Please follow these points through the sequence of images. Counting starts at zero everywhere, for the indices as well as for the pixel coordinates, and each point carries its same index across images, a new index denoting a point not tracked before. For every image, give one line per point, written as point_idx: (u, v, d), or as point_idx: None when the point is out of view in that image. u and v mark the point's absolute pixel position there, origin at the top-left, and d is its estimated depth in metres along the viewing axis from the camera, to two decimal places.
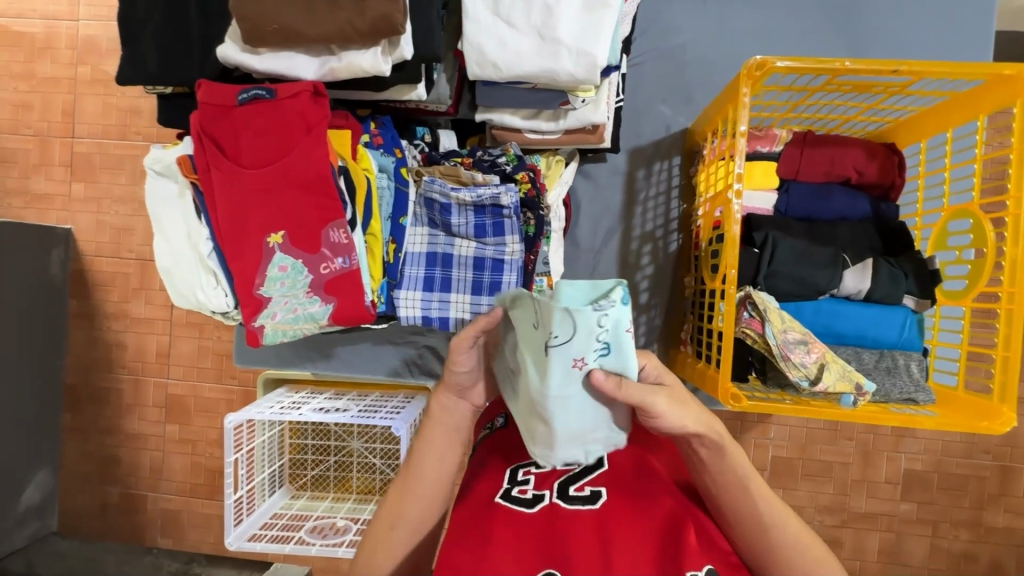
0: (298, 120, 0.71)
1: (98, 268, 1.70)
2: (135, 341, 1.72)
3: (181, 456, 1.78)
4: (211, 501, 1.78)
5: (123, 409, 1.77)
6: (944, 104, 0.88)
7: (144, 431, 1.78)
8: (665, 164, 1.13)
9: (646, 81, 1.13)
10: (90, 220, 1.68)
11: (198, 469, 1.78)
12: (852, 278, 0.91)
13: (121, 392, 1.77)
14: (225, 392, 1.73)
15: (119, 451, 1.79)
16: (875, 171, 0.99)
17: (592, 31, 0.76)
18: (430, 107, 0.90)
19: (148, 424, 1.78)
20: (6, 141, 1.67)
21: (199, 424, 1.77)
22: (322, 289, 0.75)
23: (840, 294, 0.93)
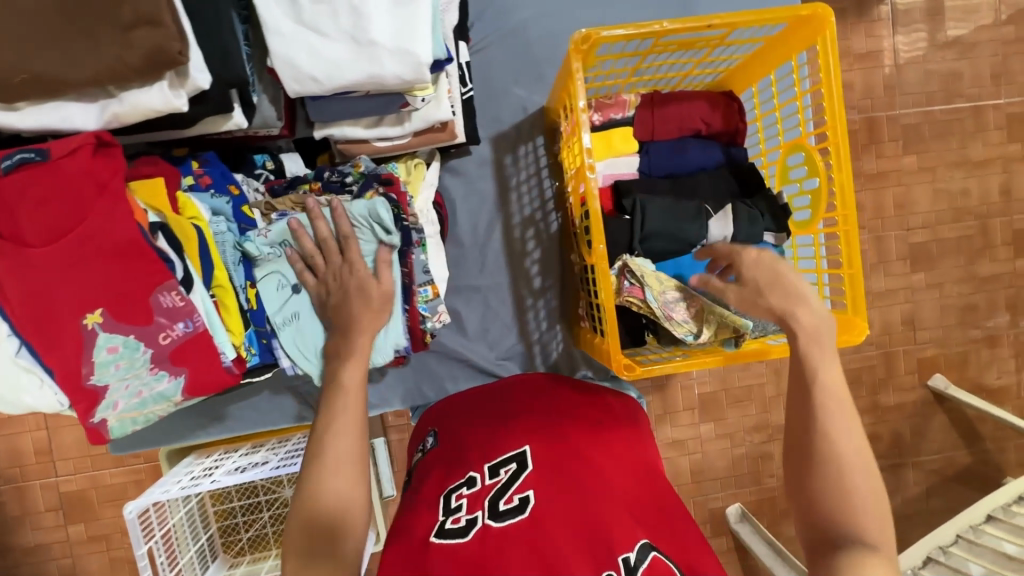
0: (85, 179, 0.61)
1: None
2: (3, 446, 1.50)
3: (95, 556, 1.58)
4: None
5: (10, 523, 1.55)
6: (762, 49, 0.93)
7: (42, 541, 1.57)
8: (530, 146, 1.12)
9: (496, 64, 1.10)
10: None
11: (118, 564, 1.59)
12: (716, 226, 0.96)
13: (2, 506, 1.53)
14: (131, 474, 1.56)
15: (17, 570, 1.57)
16: (720, 120, 1.04)
17: (408, 27, 0.71)
18: (260, 133, 0.82)
19: (46, 532, 1.56)
20: None
21: (107, 516, 1.58)
22: (167, 361, 0.67)
23: (710, 243, 0.97)
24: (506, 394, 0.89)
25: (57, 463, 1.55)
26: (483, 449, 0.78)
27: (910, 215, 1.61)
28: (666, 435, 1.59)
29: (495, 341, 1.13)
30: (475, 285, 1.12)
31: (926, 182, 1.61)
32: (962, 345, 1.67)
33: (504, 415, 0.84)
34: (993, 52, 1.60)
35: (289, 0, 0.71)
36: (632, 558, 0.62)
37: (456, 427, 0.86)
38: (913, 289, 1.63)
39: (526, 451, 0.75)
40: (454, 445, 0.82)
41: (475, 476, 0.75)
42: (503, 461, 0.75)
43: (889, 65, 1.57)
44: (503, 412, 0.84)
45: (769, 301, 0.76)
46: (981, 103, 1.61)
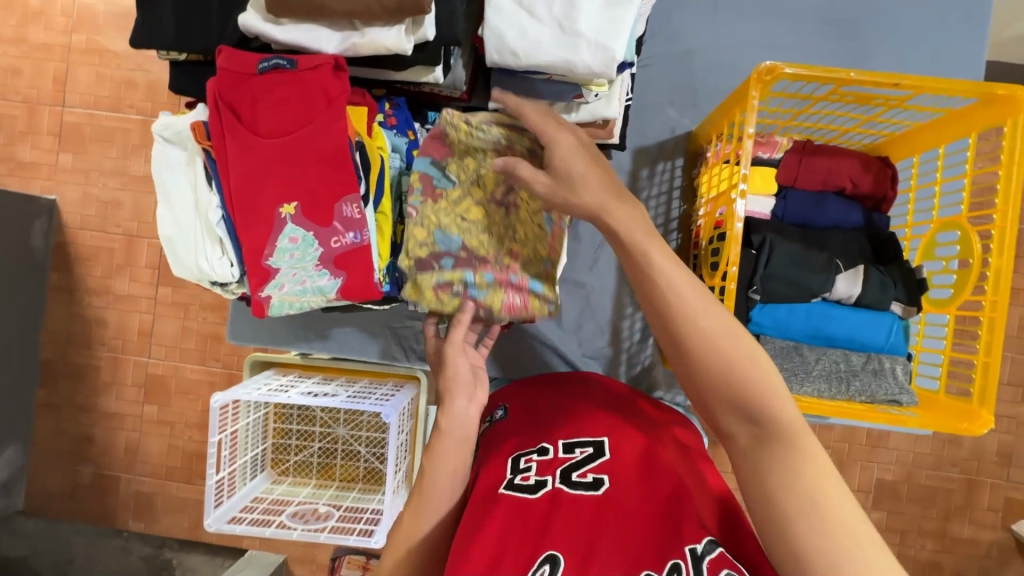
0: (319, 92, 0.71)
1: (82, 242, 1.66)
2: (117, 318, 1.69)
3: (158, 438, 1.75)
4: (187, 485, 1.76)
5: (101, 387, 1.74)
6: (939, 121, 0.92)
7: (122, 411, 1.75)
8: (668, 164, 1.16)
9: (652, 84, 1.15)
10: (76, 191, 1.65)
11: (175, 451, 1.75)
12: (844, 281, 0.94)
13: (99, 370, 1.73)
14: (207, 374, 1.72)
15: (93, 430, 1.75)
16: (869, 182, 1.03)
17: (611, 26, 0.78)
18: (444, 93, 0.92)
19: (126, 404, 1.74)
20: None
21: (178, 406, 1.75)
22: (331, 263, 0.76)
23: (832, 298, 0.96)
24: (581, 391, 0.93)
25: (152, 347, 1.73)
26: (556, 431, 0.82)
27: None
28: None
29: (585, 339, 1.16)
30: (581, 282, 1.16)
31: None
32: None
33: (576, 408, 0.87)
34: None
35: None
36: (699, 550, 0.60)
37: (530, 409, 0.92)
38: (1018, 419, 1.50)
39: (603, 439, 0.78)
40: (531, 424, 0.87)
41: (548, 448, 0.79)
42: (580, 442, 0.79)
43: None
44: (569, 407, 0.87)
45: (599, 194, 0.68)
46: None
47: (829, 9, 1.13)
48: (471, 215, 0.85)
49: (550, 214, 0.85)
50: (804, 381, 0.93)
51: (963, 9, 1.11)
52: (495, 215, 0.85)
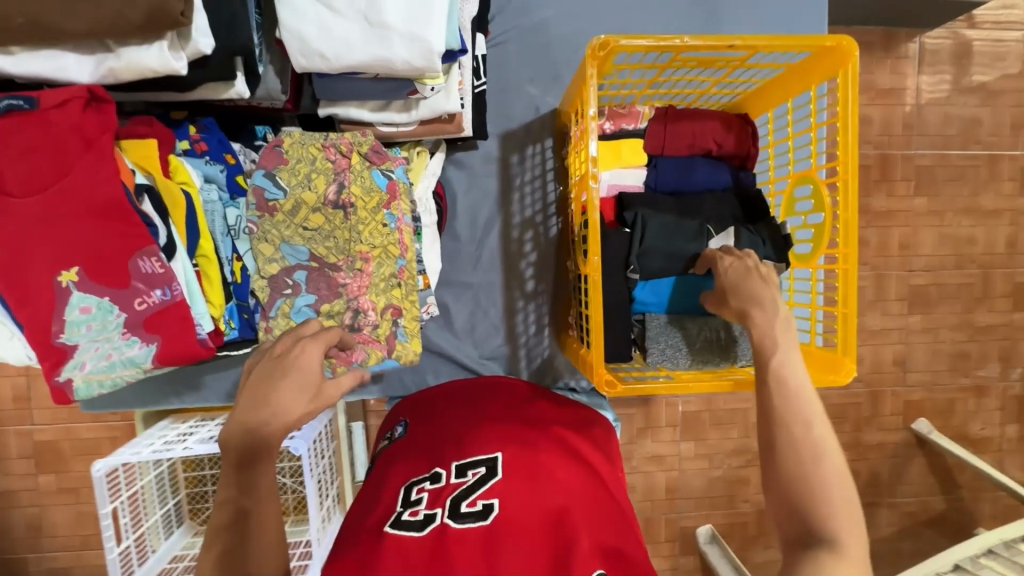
0: (74, 136, 0.60)
1: None
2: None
3: (63, 508, 1.57)
4: (106, 550, 1.61)
5: None
6: (782, 76, 0.92)
7: (11, 488, 1.56)
8: (538, 147, 1.11)
9: (511, 62, 1.09)
10: None
11: (85, 518, 1.58)
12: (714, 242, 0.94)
13: None
14: (107, 430, 1.55)
15: None
16: (732, 142, 1.02)
17: (423, 13, 0.70)
18: (263, 104, 0.81)
19: (14, 479, 1.56)
20: None
21: (78, 470, 1.58)
22: (140, 328, 0.65)
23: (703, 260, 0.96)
24: (479, 396, 0.87)
25: (33, 412, 1.54)
26: (450, 450, 0.74)
27: (913, 256, 1.60)
28: (646, 449, 1.58)
29: (482, 341, 1.12)
30: (467, 282, 1.11)
31: (933, 226, 1.59)
32: (950, 392, 1.66)
33: (475, 420, 0.80)
34: (1016, 101, 1.58)
35: None
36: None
37: (426, 424, 0.83)
38: (907, 330, 1.62)
39: (497, 456, 0.71)
40: (426, 440, 0.79)
41: (441, 473, 0.71)
42: (472, 463, 0.71)
43: (910, 104, 1.55)
44: (468, 422, 0.80)
45: (733, 303, 0.79)
46: (998, 151, 1.59)
47: None
48: (308, 224, 0.80)
49: (392, 212, 0.82)
50: (690, 356, 0.93)
51: None
52: (333, 219, 0.80)
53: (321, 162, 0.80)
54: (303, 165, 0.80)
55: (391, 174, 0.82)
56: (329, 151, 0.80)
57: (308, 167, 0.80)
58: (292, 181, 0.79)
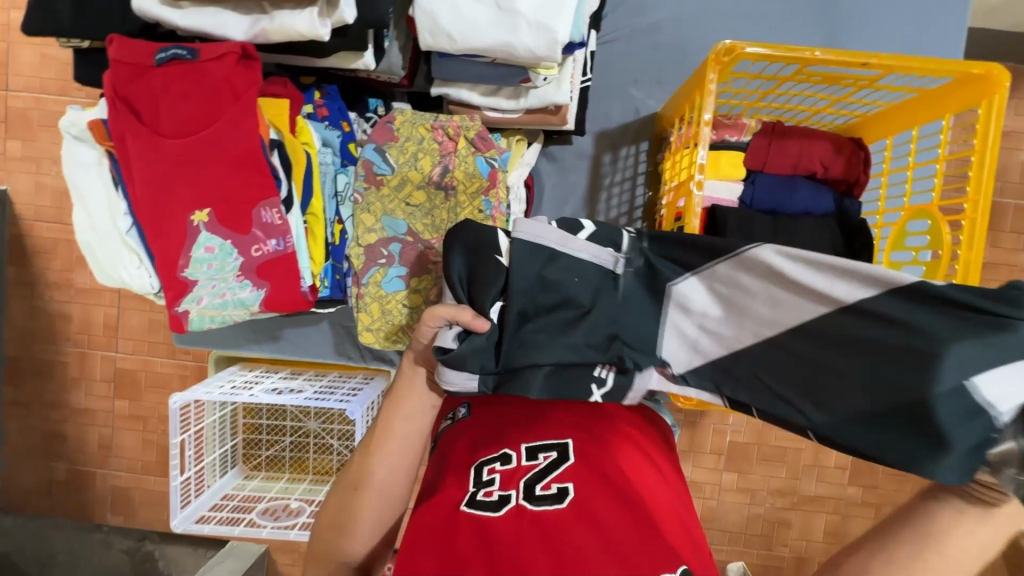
0: (225, 86, 0.65)
1: (39, 234, 1.61)
2: (79, 312, 1.65)
3: (131, 433, 1.71)
4: (162, 478, 1.73)
5: (69, 383, 1.70)
6: (912, 101, 0.87)
7: (92, 407, 1.72)
8: (632, 149, 1.10)
9: (617, 62, 1.08)
10: (28, 181, 1.58)
11: (149, 446, 1.72)
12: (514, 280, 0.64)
13: (67, 366, 1.69)
14: (178, 368, 1.67)
15: (64, 426, 1.72)
16: (840, 167, 0.97)
17: (554, 3, 0.71)
18: (382, 77, 0.83)
19: (96, 399, 1.71)
20: None
21: (149, 400, 1.71)
22: (253, 273, 0.70)
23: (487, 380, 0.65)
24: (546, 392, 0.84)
25: (119, 341, 1.69)
26: (516, 432, 0.73)
27: None
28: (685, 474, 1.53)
29: None
30: None
31: None
32: None
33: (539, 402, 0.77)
34: None
35: None
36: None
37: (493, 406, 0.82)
38: None
39: (568, 442, 0.71)
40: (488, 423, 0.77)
41: (510, 454, 0.71)
42: (543, 446, 0.71)
43: None
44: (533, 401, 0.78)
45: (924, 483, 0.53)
46: None
47: None
48: (410, 200, 0.84)
49: (489, 198, 0.82)
50: None
51: None
52: (434, 198, 0.84)
53: (426, 142, 0.82)
54: (412, 144, 0.82)
55: (493, 162, 0.82)
56: (437, 132, 0.82)
57: (416, 146, 0.82)
58: (398, 159, 0.82)
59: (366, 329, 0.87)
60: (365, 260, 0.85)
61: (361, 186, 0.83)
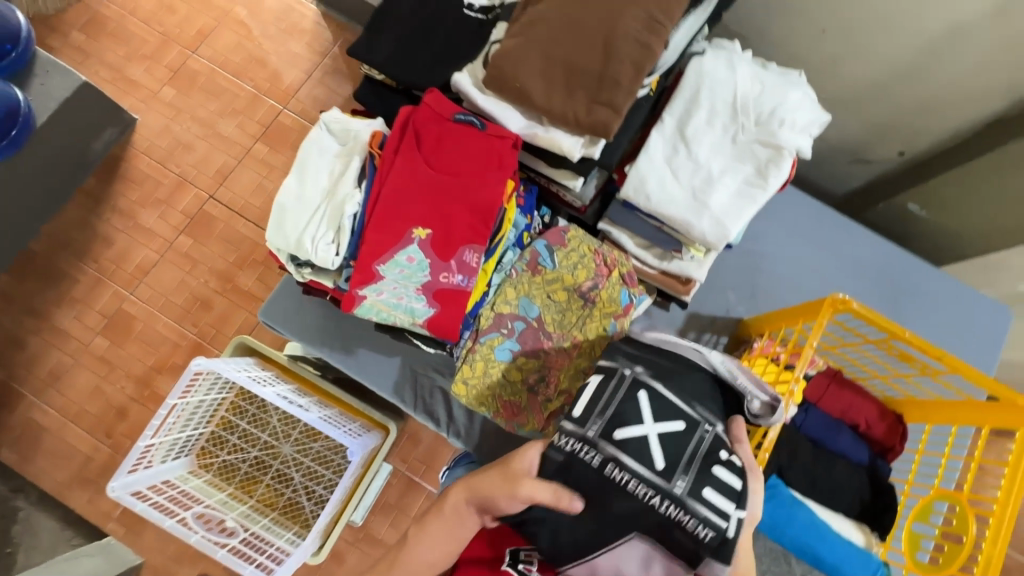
0: (495, 157, 0.82)
1: (134, 163, 1.98)
2: (124, 244, 1.93)
3: (89, 374, 1.83)
4: (83, 432, 1.79)
5: (66, 301, 1.88)
6: (957, 403, 1.04)
7: (72, 332, 1.86)
8: (713, 338, 1.27)
9: (725, 268, 1.31)
10: (158, 122, 2.03)
11: (97, 395, 1.82)
12: (653, 411, 0.78)
13: (76, 285, 1.89)
14: (177, 335, 1.89)
15: (29, 336, 1.84)
16: (882, 430, 1.13)
17: (736, 211, 0.91)
18: (567, 198, 1.01)
19: (79, 326, 1.87)
20: (151, 53, 2.08)
21: (127, 351, 1.87)
22: (430, 293, 0.81)
23: (687, 532, 0.73)
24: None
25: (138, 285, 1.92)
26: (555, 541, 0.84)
27: None
28: None
29: None
30: None
31: None
32: None
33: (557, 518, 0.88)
34: None
35: (672, 146, 0.93)
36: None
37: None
38: None
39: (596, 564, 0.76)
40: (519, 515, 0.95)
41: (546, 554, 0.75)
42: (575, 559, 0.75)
43: None
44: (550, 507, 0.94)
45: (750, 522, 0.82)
46: None
47: (886, 276, 1.33)
48: (553, 295, 0.97)
49: (618, 323, 0.96)
50: None
51: (986, 324, 1.31)
52: (573, 303, 0.98)
53: (588, 259, 0.98)
54: (575, 255, 0.98)
55: (633, 297, 0.98)
56: (597, 256, 0.99)
57: (581, 261, 0.98)
58: (562, 262, 0.98)
59: (462, 381, 0.96)
60: (493, 323, 0.96)
61: (517, 265, 0.98)
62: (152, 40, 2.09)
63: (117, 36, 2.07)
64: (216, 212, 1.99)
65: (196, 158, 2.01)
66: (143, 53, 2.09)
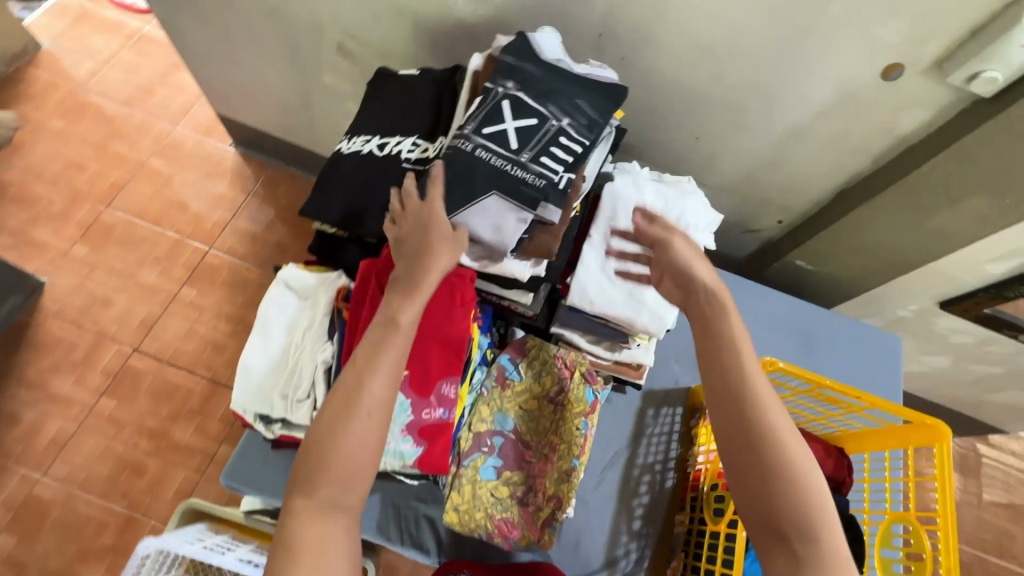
0: (456, 292, 0.89)
1: (44, 329, 1.90)
2: (35, 420, 1.79)
3: None
4: None
5: None
6: (883, 430, 1.20)
7: None
8: (670, 410, 1.36)
9: (665, 344, 1.44)
10: (71, 282, 1.97)
11: None
12: (513, 113, 0.97)
13: None
14: (104, 512, 1.72)
15: None
16: (831, 465, 1.24)
17: (668, 303, 1.06)
18: (517, 309, 1.09)
19: None
20: (65, 216, 2.05)
21: (43, 542, 1.68)
22: (415, 431, 0.84)
23: (529, 184, 0.93)
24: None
25: (52, 463, 1.77)
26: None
27: None
28: None
29: (579, 560, 1.19)
30: (585, 497, 1.24)
31: None
32: None
33: None
34: None
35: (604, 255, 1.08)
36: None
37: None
38: None
39: None
40: None
41: None
42: None
43: None
44: None
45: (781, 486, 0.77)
46: None
47: (797, 327, 1.52)
48: (525, 405, 1.04)
49: (589, 420, 1.03)
50: None
51: (885, 353, 1.52)
52: (545, 409, 1.04)
53: (550, 366, 1.06)
54: (538, 363, 1.06)
55: (597, 394, 1.06)
56: (558, 361, 1.06)
57: (544, 370, 1.06)
58: (528, 373, 1.06)
59: (453, 509, 0.95)
60: (472, 444, 1.00)
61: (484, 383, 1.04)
62: (63, 201, 2.08)
63: (23, 203, 2.05)
64: (147, 366, 1.89)
65: (117, 312, 1.95)
66: (56, 218, 2.05)
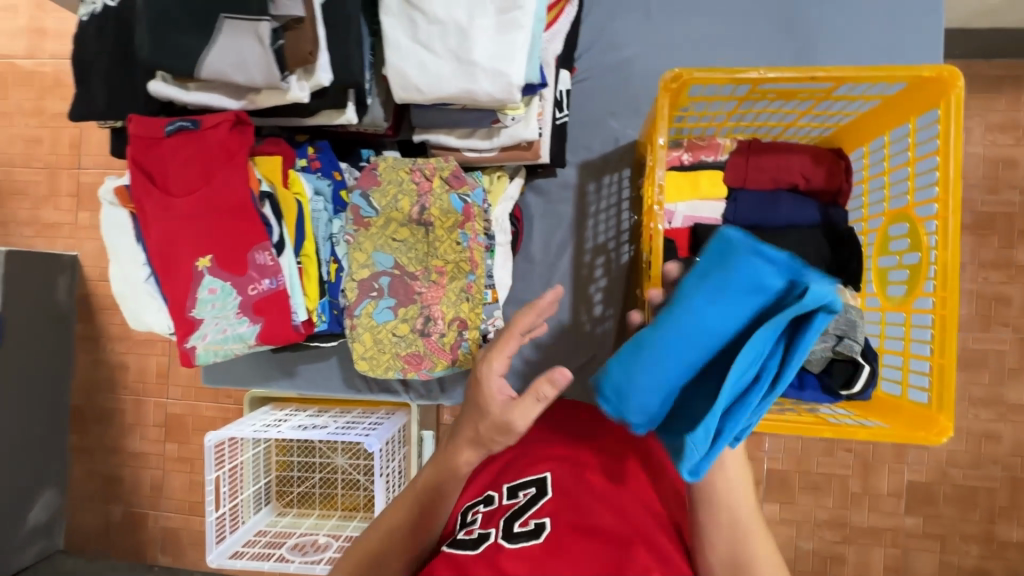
0: (220, 149, 0.80)
1: None
2: None
3: None
4: None
5: None
6: (879, 108, 0.87)
7: None
8: (614, 177, 1.14)
9: (593, 96, 1.14)
10: None
11: None
12: None
13: None
14: None
15: None
16: (821, 177, 0.96)
17: (506, 52, 0.78)
18: (368, 131, 0.92)
19: None
20: None
21: None
22: (250, 309, 0.82)
23: None
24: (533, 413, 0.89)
25: None
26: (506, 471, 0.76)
27: None
28: None
29: (545, 360, 1.14)
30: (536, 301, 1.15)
31: None
32: None
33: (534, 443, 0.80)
34: None
35: (408, 19, 0.79)
36: None
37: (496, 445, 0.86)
38: None
39: (546, 476, 0.71)
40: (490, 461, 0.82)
41: (494, 495, 0.73)
42: (523, 483, 0.72)
43: None
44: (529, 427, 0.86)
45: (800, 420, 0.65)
46: None
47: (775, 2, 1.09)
48: (395, 236, 0.91)
49: (465, 231, 0.89)
50: None
51: None
52: (416, 234, 0.91)
53: (405, 185, 0.90)
54: (393, 187, 0.90)
55: (467, 198, 0.90)
56: (415, 175, 0.90)
57: (402, 194, 0.90)
58: (380, 201, 0.90)
59: (360, 358, 0.93)
60: (357, 293, 0.91)
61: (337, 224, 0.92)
62: None
63: None
64: None
65: None
66: None
